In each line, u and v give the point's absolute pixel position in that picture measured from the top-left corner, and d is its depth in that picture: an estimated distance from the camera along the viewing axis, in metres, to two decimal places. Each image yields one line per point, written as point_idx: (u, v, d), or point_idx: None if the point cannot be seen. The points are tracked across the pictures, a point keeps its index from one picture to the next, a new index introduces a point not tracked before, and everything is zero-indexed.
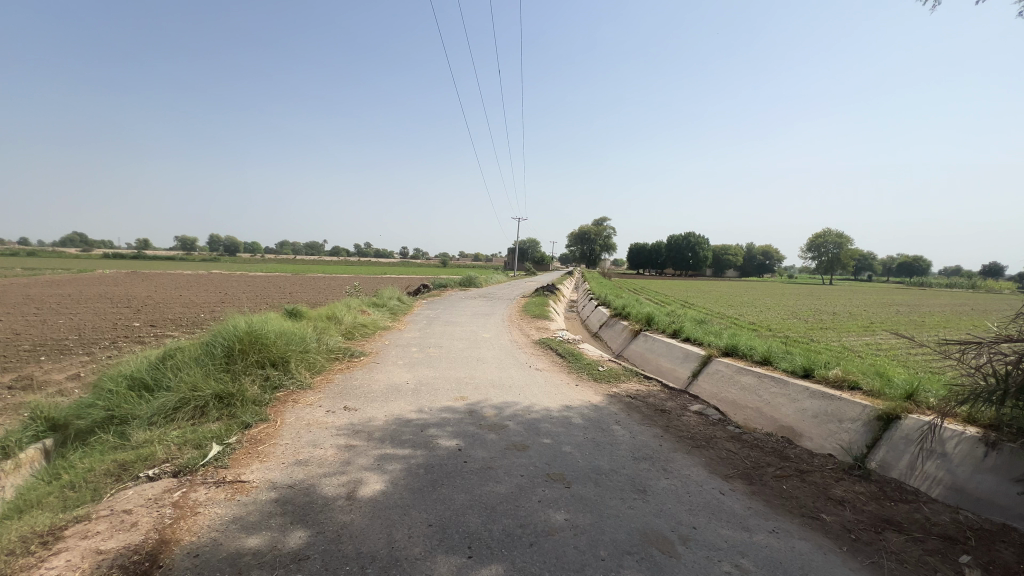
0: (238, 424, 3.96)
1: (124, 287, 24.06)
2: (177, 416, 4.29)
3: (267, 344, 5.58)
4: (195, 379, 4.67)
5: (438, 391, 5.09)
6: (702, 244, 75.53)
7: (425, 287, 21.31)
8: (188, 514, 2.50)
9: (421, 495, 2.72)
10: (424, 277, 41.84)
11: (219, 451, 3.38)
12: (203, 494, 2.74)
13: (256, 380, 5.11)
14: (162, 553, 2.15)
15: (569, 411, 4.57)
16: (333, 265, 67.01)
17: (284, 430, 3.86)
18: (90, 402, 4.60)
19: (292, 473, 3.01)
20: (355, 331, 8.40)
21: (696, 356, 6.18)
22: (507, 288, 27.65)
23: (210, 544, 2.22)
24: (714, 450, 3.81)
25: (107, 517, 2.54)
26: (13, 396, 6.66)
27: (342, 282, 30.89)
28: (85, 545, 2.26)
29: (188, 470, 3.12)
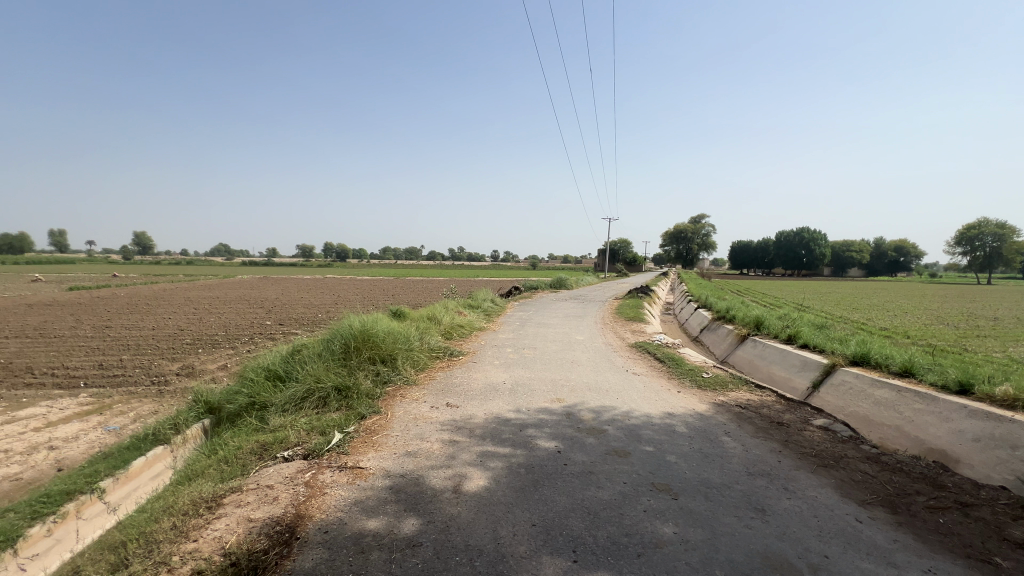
0: (355, 415, 4.34)
1: (259, 289, 27.90)
2: (305, 404, 4.82)
3: (377, 342, 6.07)
4: (318, 372, 5.22)
5: (533, 392, 5.14)
6: (818, 240, 67.57)
7: (517, 289, 21.74)
8: (318, 494, 2.79)
9: (523, 494, 2.76)
10: (514, 279, 42.78)
11: (340, 438, 3.73)
12: (329, 476, 3.04)
13: (369, 374, 5.57)
14: (298, 526, 2.42)
15: (671, 418, 4.35)
16: (430, 268, 71.13)
17: (394, 423, 4.16)
18: (237, 388, 5.34)
19: (404, 463, 3.23)
20: (453, 332, 8.81)
21: (816, 365, 5.55)
22: (599, 288, 29.41)
23: (337, 523, 2.45)
24: (845, 471, 3.38)
25: (255, 489, 2.93)
26: (182, 381, 8.00)
27: (438, 285, 32.81)
28: (239, 512, 2.62)
29: (316, 453, 3.49)
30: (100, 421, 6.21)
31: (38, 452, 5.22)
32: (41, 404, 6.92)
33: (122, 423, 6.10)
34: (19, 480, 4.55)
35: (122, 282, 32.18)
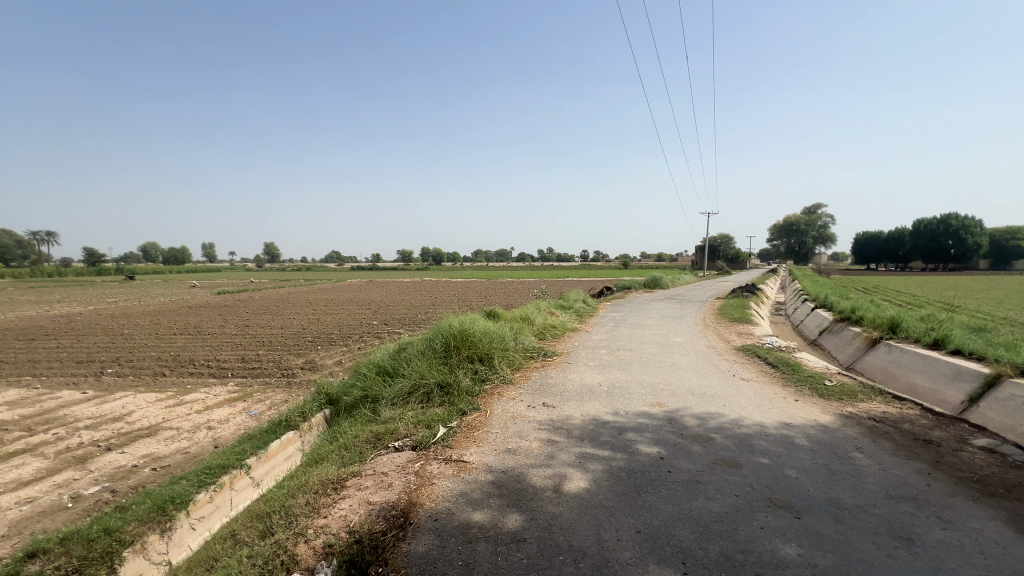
0: (457, 411, 4.56)
1: (367, 292, 30.48)
2: (411, 399, 5.18)
3: (475, 341, 6.31)
4: (422, 369, 5.56)
5: (631, 395, 4.99)
6: (972, 227, 57.11)
7: (609, 288, 21.30)
8: (427, 483, 2.98)
9: (626, 499, 2.69)
10: (605, 279, 42.06)
11: (444, 432, 3.95)
12: (436, 468, 3.23)
13: (468, 372, 5.82)
14: (411, 512, 2.60)
15: (788, 429, 3.97)
16: (520, 270, 72.29)
17: (493, 420, 4.29)
18: (353, 382, 5.88)
19: (504, 459, 3.32)
20: (546, 333, 8.85)
21: (973, 375, 4.72)
22: (698, 287, 26.66)
23: (446, 512, 2.59)
24: (1021, 502, 2.82)
25: (372, 475, 3.20)
26: (306, 375, 8.99)
27: (528, 286, 33.28)
28: (360, 495, 2.89)
29: (423, 445, 3.72)
30: (244, 407, 7.22)
31: (200, 431, 6.21)
32: (201, 390, 8.22)
33: (262, 410, 7.03)
34: (187, 453, 5.46)
35: (257, 287, 37.26)
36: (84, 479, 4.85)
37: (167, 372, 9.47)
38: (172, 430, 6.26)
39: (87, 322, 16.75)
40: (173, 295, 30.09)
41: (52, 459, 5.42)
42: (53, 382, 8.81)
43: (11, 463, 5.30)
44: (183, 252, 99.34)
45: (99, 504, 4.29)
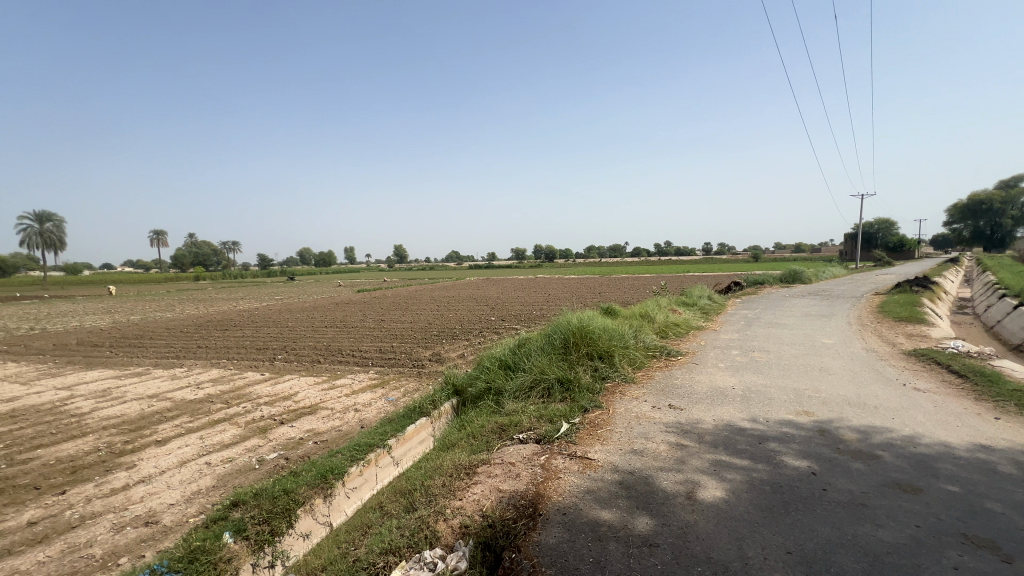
0: (578, 407, 4.56)
1: (485, 289, 31.94)
2: (533, 393, 5.33)
3: (594, 338, 6.25)
4: (543, 364, 5.67)
5: (771, 401, 4.52)
6: None
7: (738, 284, 19.51)
8: (553, 477, 3.03)
9: (772, 515, 2.45)
10: (732, 274, 38.68)
11: (568, 428, 3.97)
12: (561, 462, 3.27)
13: (588, 369, 5.79)
14: (539, 503, 2.68)
15: (986, 453, 3.26)
16: (635, 265, 69.81)
17: (616, 419, 4.21)
18: (477, 374, 6.22)
19: (630, 459, 3.24)
20: (668, 331, 8.42)
21: None
22: (852, 288, 19.20)
23: (574, 507, 2.61)
24: None
25: (500, 464, 3.35)
26: (434, 366, 9.74)
27: (644, 282, 32.02)
28: (491, 482, 3.05)
29: (547, 439, 3.79)
30: (384, 393, 8.07)
31: (350, 412, 7.10)
32: (348, 376, 9.37)
33: (398, 397, 7.78)
34: (340, 431, 6.27)
35: (388, 284, 41.47)
36: (266, 446, 5.84)
37: (322, 359, 10.97)
38: (328, 410, 7.24)
39: (262, 316, 20.14)
40: (324, 292, 34.72)
41: (243, 427, 6.62)
42: (242, 364, 10.77)
43: (216, 429, 6.59)
44: (329, 256, 114.36)
45: (278, 467, 5.15)
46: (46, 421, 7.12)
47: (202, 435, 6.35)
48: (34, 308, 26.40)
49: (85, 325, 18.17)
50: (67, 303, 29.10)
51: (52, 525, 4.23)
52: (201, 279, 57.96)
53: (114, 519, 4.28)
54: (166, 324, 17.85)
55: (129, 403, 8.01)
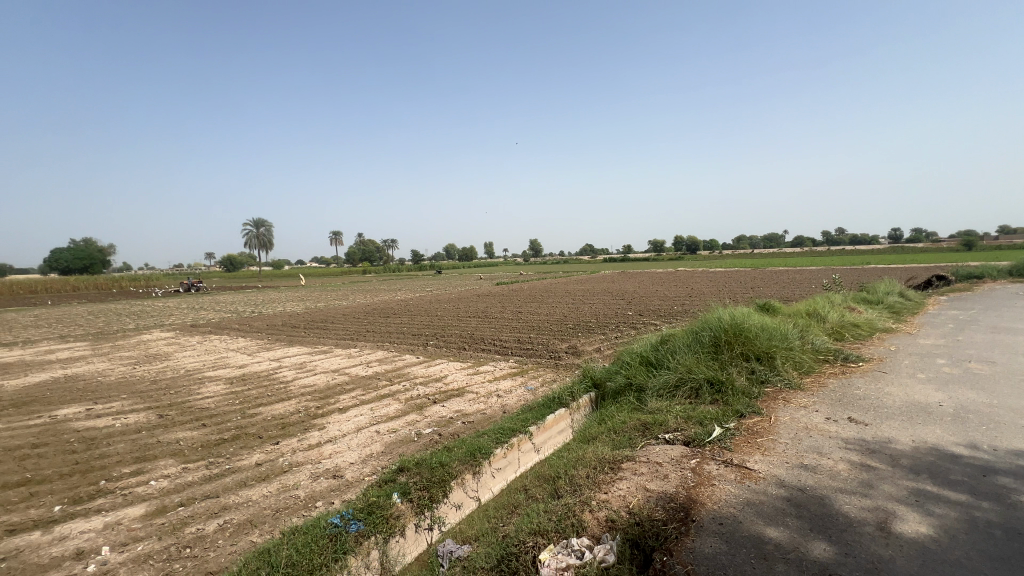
0: (732, 411, 4.19)
1: (621, 283, 31.11)
2: (678, 393, 5.08)
3: (750, 336, 5.66)
4: (689, 363, 5.35)
5: (998, 426, 3.59)
6: None
7: (943, 278, 15.81)
8: (707, 483, 2.84)
9: (1007, 569, 1.94)
10: (933, 266, 31.47)
11: (721, 432, 3.68)
12: (715, 469, 3.04)
13: (743, 371, 5.28)
14: (692, 508, 2.54)
15: None
16: (797, 256, 61.28)
17: (779, 428, 3.76)
18: (617, 368, 6.11)
19: (800, 475, 2.87)
20: (844, 332, 7.22)
21: None
22: None
23: (732, 518, 2.42)
24: None
25: (646, 463, 3.26)
26: (571, 359, 9.84)
27: (808, 276, 27.92)
28: (637, 479, 2.98)
29: (697, 442, 3.57)
30: (523, 382, 8.41)
31: (493, 397, 7.56)
32: (491, 364, 9.98)
33: (536, 386, 8.04)
34: (485, 414, 6.73)
35: (525, 278, 43.26)
36: (422, 421, 6.55)
37: (468, 346, 11.87)
38: (473, 393, 7.82)
39: (416, 305, 22.52)
40: (466, 285, 37.45)
41: (403, 403, 7.51)
42: (401, 347, 12.22)
43: (383, 402, 7.59)
44: (471, 251, 123.28)
45: (433, 442, 5.74)
46: (264, 385, 8.99)
47: (372, 407, 7.37)
48: (255, 295, 33.36)
49: (287, 310, 22.37)
50: (275, 292, 36.16)
51: (271, 468, 5.33)
52: (368, 273, 67.30)
53: (311, 469, 5.22)
54: (343, 311, 21.07)
55: (319, 375, 9.66)
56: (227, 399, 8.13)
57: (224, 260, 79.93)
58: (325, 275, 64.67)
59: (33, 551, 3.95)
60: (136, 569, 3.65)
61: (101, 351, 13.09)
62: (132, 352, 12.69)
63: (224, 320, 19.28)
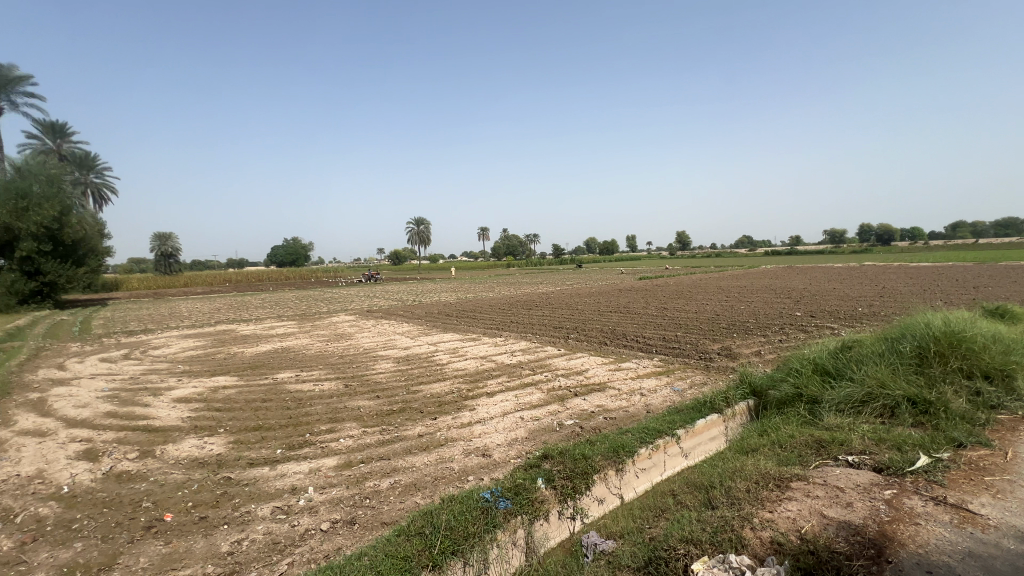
0: (945, 439, 3.42)
1: (786, 279, 27.37)
2: (865, 410, 4.32)
3: (975, 349, 4.52)
4: (882, 376, 4.50)
5: None
6: None
7: None
8: (908, 521, 2.37)
9: None
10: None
11: (928, 462, 3.03)
12: (921, 505, 2.52)
13: (962, 392, 4.24)
14: (887, 550, 2.16)
15: None
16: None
17: (1020, 467, 2.94)
18: (783, 376, 5.44)
19: None
20: None
21: None
22: None
23: (946, 569, 2.00)
24: None
25: (822, 486, 2.86)
26: (724, 361, 9.01)
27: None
28: (811, 505, 2.64)
29: (893, 470, 3.00)
30: (669, 382, 7.98)
31: (636, 395, 7.34)
32: (633, 361, 9.68)
33: (684, 387, 7.58)
34: (627, 411, 6.57)
35: (671, 273, 40.89)
36: (564, 412, 6.68)
37: (609, 342, 11.69)
38: (615, 390, 7.69)
39: (557, 298, 22.93)
40: (607, 279, 36.82)
41: (546, 393, 7.75)
42: (543, 339, 12.60)
43: (526, 390, 7.93)
44: (613, 245, 120.90)
45: (574, 434, 5.81)
46: (425, 366, 10.11)
47: (517, 394, 7.76)
48: (416, 286, 37.48)
49: (442, 300, 24.71)
50: (433, 283, 40.12)
51: (430, 440, 5.98)
52: (512, 266, 70.71)
53: (463, 445, 5.72)
54: (490, 302, 22.48)
55: (469, 360, 10.51)
56: (396, 376, 9.34)
57: (394, 254, 91.57)
58: (475, 268, 69.65)
59: (264, 482, 5.07)
60: (332, 509, 4.45)
61: (305, 329, 16.14)
62: (326, 331, 15.37)
63: (392, 307, 22.11)
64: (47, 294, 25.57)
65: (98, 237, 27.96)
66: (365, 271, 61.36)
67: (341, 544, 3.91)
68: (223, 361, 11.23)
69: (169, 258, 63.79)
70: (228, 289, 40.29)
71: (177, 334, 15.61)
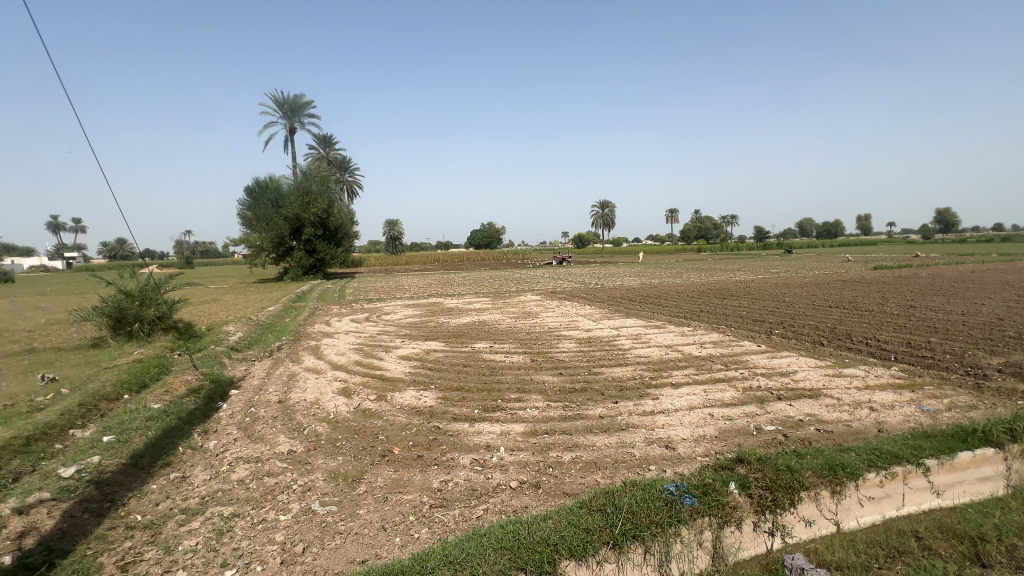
0: None
1: None
2: None
3: None
4: None
5: None
6: None
7: None
8: None
9: None
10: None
11: None
12: None
13: None
14: None
15: None
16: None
17: None
18: None
19: None
20: None
21: None
22: None
23: None
24: None
25: None
26: (1007, 381, 6.76)
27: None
28: None
29: None
30: (914, 398, 6.37)
31: (863, 409, 6.07)
32: (861, 367, 7.99)
33: (937, 408, 5.96)
34: (849, 426, 5.50)
35: (921, 261, 32.24)
36: (764, 416, 5.94)
37: (827, 342, 9.86)
38: (833, 399, 6.49)
39: (758, 288, 20.22)
40: (826, 268, 30.81)
41: (740, 391, 7.00)
42: (739, 332, 11.35)
43: (717, 386, 7.30)
44: (837, 226, 100.57)
45: (776, 442, 5.13)
46: (606, 349, 10.15)
47: (706, 389, 7.20)
48: (598, 269, 37.57)
49: (625, 285, 24.24)
50: (615, 267, 39.83)
51: (611, 423, 6.02)
52: (705, 250, 65.40)
53: (645, 434, 5.60)
54: (677, 289, 21.14)
55: (653, 348, 10.16)
56: (578, 356, 9.62)
57: (578, 238, 93.58)
58: (661, 252, 66.12)
59: (465, 435, 5.85)
60: (520, 470, 4.89)
61: (498, 305, 17.82)
62: (515, 309, 16.69)
63: (575, 290, 22.65)
64: (319, 268, 33.82)
65: (351, 224, 35.57)
66: (550, 254, 64.00)
67: (528, 503, 4.27)
68: (434, 329, 13.21)
69: (396, 242, 77.12)
70: (438, 267, 46.87)
71: (402, 303, 18.97)
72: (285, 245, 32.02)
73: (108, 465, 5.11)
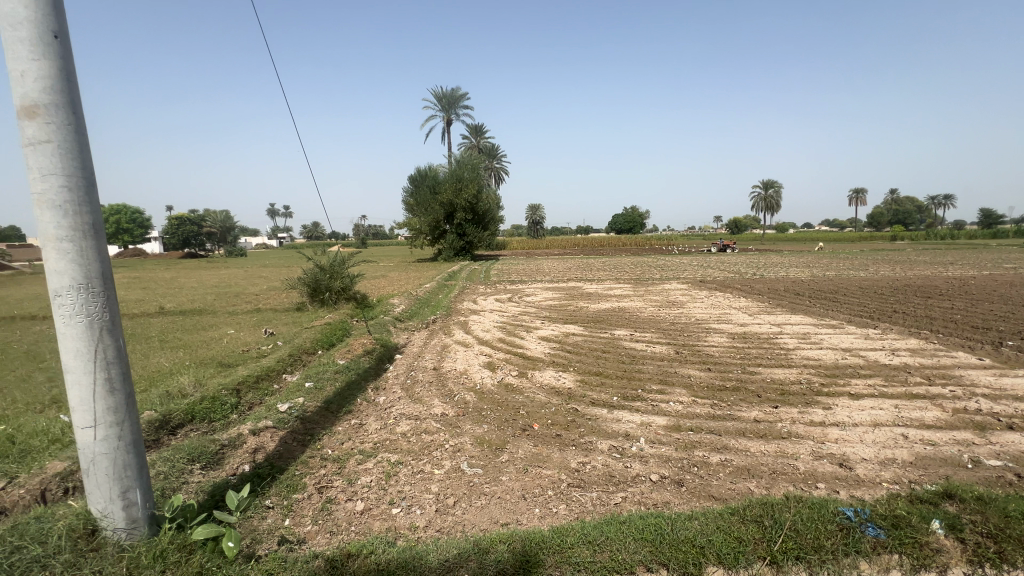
0: None
1: None
2: None
3: None
4: None
5: None
6: None
7: None
8: None
9: None
10: None
11: None
12: None
13: None
14: None
15: None
16: None
17: None
18: None
19: None
20: None
21: None
22: None
23: None
24: None
25: None
26: None
27: None
28: None
29: None
30: None
31: None
32: None
33: None
34: None
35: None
36: (984, 447, 4.73)
37: None
38: None
39: (982, 287, 15.93)
40: None
41: (949, 412, 5.67)
42: (949, 340, 9.15)
43: (913, 403, 6.02)
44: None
45: (1002, 481, 4.05)
46: (765, 347, 9.09)
47: (898, 405, 5.98)
48: (757, 258, 33.57)
49: (791, 277, 21.22)
50: (778, 256, 35.22)
51: (769, 429, 5.40)
52: (902, 239, 53.77)
53: (812, 446, 4.91)
54: (861, 283, 17.80)
55: (825, 350, 8.79)
56: (730, 352, 8.80)
57: (734, 222, 84.61)
58: (840, 240, 56.29)
59: (604, 421, 5.82)
60: (660, 464, 4.71)
61: (640, 292, 17.15)
62: (659, 297, 15.88)
63: (729, 279, 20.57)
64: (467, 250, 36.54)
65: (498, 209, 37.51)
66: (701, 242, 59.07)
67: (669, 499, 4.10)
68: (574, 313, 13.29)
69: (538, 226, 78.87)
70: (578, 252, 46.77)
71: (543, 286, 19.49)
72: (440, 228, 35.23)
73: (309, 406, 6.31)
